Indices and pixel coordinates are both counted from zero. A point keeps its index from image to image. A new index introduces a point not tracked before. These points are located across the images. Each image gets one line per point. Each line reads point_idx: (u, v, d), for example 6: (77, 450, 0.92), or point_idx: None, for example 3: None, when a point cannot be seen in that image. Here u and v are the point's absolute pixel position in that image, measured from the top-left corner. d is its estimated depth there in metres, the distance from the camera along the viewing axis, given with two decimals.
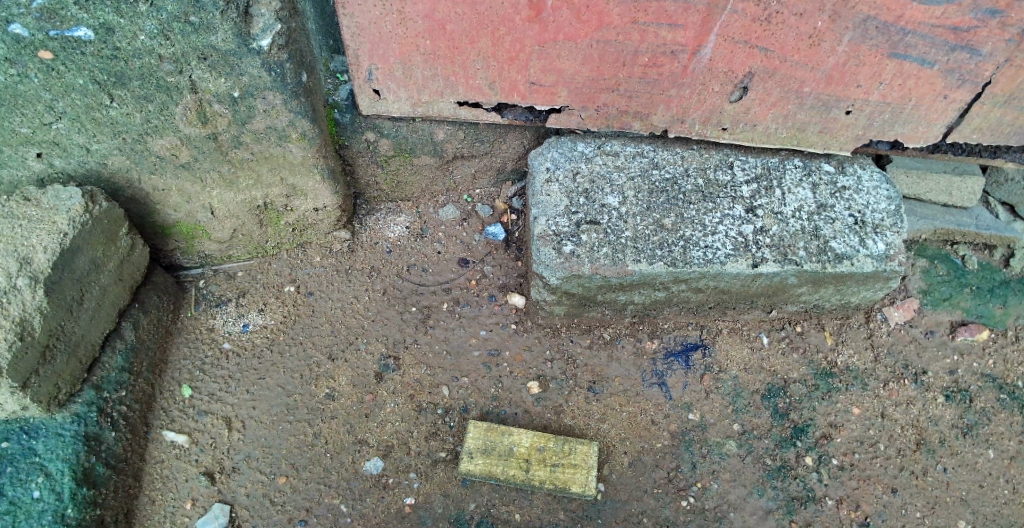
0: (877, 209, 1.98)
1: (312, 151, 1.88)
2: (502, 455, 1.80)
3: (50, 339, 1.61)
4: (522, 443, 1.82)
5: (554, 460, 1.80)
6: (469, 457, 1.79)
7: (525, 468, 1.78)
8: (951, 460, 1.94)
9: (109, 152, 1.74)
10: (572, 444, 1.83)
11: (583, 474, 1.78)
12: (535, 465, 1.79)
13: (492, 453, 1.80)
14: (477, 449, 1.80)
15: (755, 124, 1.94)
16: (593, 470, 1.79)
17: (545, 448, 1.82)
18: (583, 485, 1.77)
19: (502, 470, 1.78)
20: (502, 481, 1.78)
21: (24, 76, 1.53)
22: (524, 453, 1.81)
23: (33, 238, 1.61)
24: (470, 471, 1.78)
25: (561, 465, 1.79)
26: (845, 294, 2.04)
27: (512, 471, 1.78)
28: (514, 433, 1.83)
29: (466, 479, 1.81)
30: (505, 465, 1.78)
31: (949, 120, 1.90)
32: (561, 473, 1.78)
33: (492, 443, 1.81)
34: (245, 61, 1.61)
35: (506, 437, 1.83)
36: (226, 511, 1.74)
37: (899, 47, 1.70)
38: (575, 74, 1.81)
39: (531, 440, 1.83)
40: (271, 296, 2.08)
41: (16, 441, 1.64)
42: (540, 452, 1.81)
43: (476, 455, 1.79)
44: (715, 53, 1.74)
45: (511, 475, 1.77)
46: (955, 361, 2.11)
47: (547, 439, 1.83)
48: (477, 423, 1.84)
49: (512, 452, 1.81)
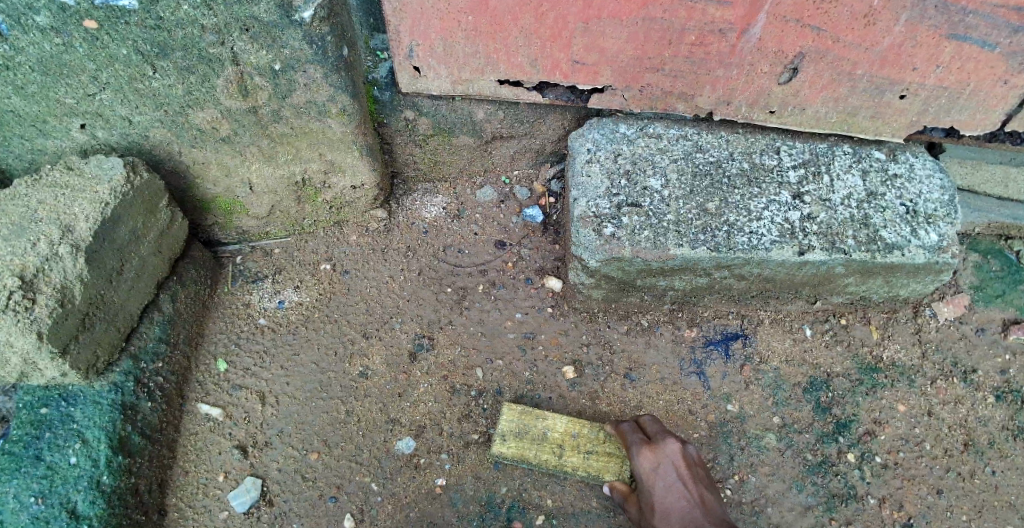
0: (930, 199, 1.91)
1: (352, 127, 1.87)
2: (535, 440, 1.76)
3: (89, 306, 1.62)
4: (556, 428, 1.79)
5: (587, 447, 1.76)
6: (501, 440, 1.76)
7: (558, 453, 1.75)
8: (1001, 462, 1.86)
9: (151, 124, 1.74)
10: (606, 433, 1.78)
11: (617, 464, 1.74)
12: (568, 451, 1.76)
13: (525, 437, 1.77)
14: (510, 432, 1.77)
15: (804, 108, 1.88)
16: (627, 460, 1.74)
17: (579, 434, 1.78)
18: (616, 473, 1.73)
19: (534, 455, 1.75)
20: (534, 466, 1.75)
21: (70, 46, 1.53)
22: (558, 438, 1.77)
23: (75, 207, 1.62)
24: (502, 454, 1.75)
25: (595, 453, 1.76)
26: (893, 286, 1.97)
27: (545, 455, 1.75)
28: (548, 417, 1.80)
29: (496, 463, 1.78)
30: (538, 449, 1.75)
31: (1009, 107, 1.82)
32: (594, 461, 1.75)
33: (525, 427, 1.78)
34: (287, 33, 1.59)
35: (540, 421, 1.79)
36: (257, 485, 1.73)
37: (959, 28, 1.63)
38: (619, 53, 1.77)
39: (565, 425, 1.79)
40: (307, 274, 2.07)
41: (55, 408, 1.65)
42: (574, 438, 1.77)
43: (508, 439, 1.76)
44: (765, 32, 1.68)
45: (543, 460, 1.74)
46: (1008, 360, 2.02)
47: (581, 425, 1.80)
48: (511, 405, 1.81)
49: (545, 437, 1.78)
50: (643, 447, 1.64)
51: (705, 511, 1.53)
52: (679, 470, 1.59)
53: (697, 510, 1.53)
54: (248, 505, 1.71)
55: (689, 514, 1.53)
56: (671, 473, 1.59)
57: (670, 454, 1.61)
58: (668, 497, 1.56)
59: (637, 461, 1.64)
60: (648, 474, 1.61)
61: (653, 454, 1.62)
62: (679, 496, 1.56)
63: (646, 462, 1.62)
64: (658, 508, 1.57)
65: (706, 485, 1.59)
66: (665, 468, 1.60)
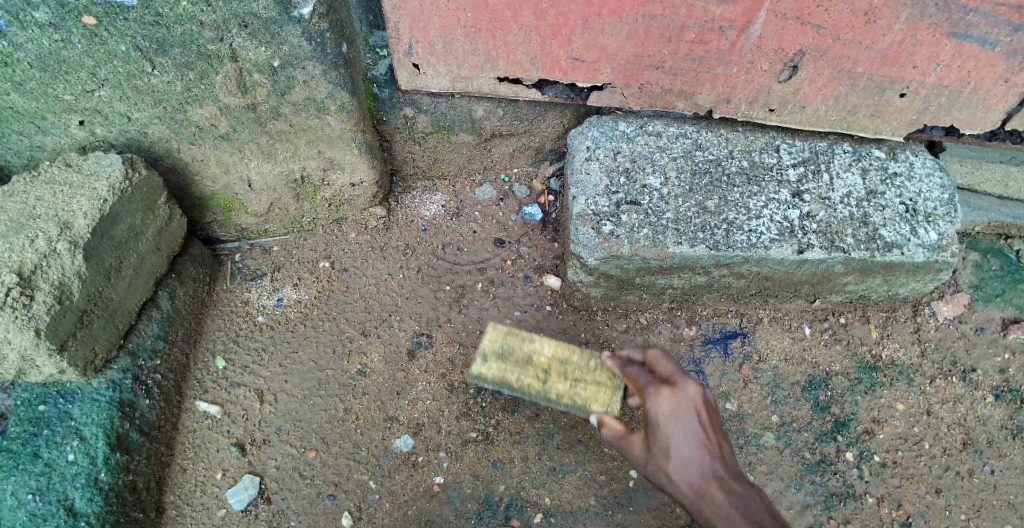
0: (930, 198, 1.91)
1: (351, 124, 1.86)
2: (518, 362, 1.67)
3: (88, 303, 1.61)
4: (543, 352, 1.69)
5: (576, 375, 1.67)
6: (482, 358, 1.68)
7: (543, 378, 1.66)
8: (999, 461, 1.86)
9: (149, 121, 1.74)
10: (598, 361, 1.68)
11: (608, 394, 1.63)
12: (555, 378, 1.66)
13: (508, 358, 1.68)
14: (492, 353, 1.68)
15: (804, 106, 1.87)
16: (618, 391, 1.64)
17: (568, 360, 1.68)
18: (605, 405, 1.62)
19: (516, 378, 1.65)
20: (516, 389, 1.66)
21: (68, 42, 1.53)
22: (545, 363, 1.68)
23: (73, 203, 1.62)
24: (481, 375, 1.66)
25: (584, 381, 1.66)
26: (892, 285, 1.97)
27: (528, 380, 1.65)
28: (535, 340, 1.71)
29: (475, 381, 1.70)
30: (521, 372, 1.66)
31: (1009, 106, 1.81)
32: (582, 389, 1.64)
33: (510, 348, 1.69)
34: (286, 30, 1.58)
35: (526, 343, 1.70)
36: (255, 483, 1.74)
37: (959, 26, 1.62)
38: (618, 50, 1.77)
39: (553, 350, 1.70)
40: (305, 271, 2.07)
41: (53, 405, 1.64)
42: (562, 364, 1.68)
43: (490, 358, 1.68)
44: (765, 30, 1.68)
45: (525, 384, 1.65)
46: (1007, 360, 2.01)
47: (571, 351, 1.70)
48: (496, 326, 1.72)
49: (531, 360, 1.68)
50: (660, 387, 1.38)
51: (727, 463, 1.28)
52: (702, 414, 1.33)
53: (718, 460, 1.27)
54: (246, 502, 1.71)
55: (709, 463, 1.27)
56: (692, 417, 1.32)
57: (693, 396, 1.35)
58: (686, 442, 1.29)
59: (651, 401, 1.37)
60: (663, 415, 1.34)
61: (673, 392, 1.35)
62: (702, 444, 1.29)
63: (663, 403, 1.35)
64: (674, 457, 1.29)
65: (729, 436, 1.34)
66: (686, 413, 1.32)
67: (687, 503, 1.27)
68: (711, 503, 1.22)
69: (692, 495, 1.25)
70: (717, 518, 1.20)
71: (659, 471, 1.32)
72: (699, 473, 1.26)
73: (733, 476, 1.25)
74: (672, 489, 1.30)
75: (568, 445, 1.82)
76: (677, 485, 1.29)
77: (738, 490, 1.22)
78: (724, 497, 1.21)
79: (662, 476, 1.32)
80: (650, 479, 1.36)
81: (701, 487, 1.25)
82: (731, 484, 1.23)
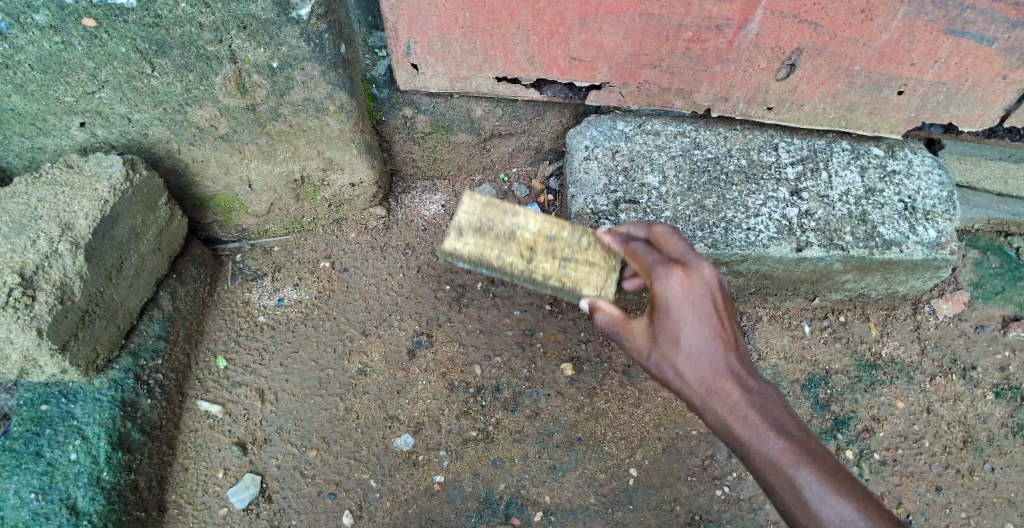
0: (929, 195, 1.91)
1: (350, 125, 1.87)
2: (500, 237, 1.60)
3: (89, 304, 1.62)
4: (527, 228, 1.62)
5: (564, 253, 1.60)
6: (459, 233, 1.60)
7: (527, 257, 1.59)
8: (1000, 459, 1.86)
9: (150, 122, 1.74)
10: (590, 238, 1.61)
11: (599, 277, 1.58)
12: (540, 256, 1.59)
13: (488, 233, 1.60)
14: (470, 228, 1.61)
15: (802, 103, 1.88)
16: (613, 273, 1.58)
17: (555, 237, 1.61)
18: (596, 288, 1.56)
19: (496, 256, 1.58)
20: (496, 268, 1.60)
21: (69, 44, 1.54)
22: (530, 239, 1.61)
23: (75, 204, 1.63)
24: (459, 252, 1.59)
25: (573, 261, 1.59)
26: (892, 283, 1.97)
27: (510, 258, 1.59)
28: (520, 214, 1.63)
29: (451, 258, 1.63)
30: (502, 250, 1.59)
31: (1007, 103, 1.82)
32: (571, 271, 1.58)
33: (491, 223, 1.61)
34: (284, 31, 1.59)
35: (509, 218, 1.62)
36: (256, 482, 1.74)
37: (956, 23, 1.62)
38: (616, 49, 1.77)
39: (538, 225, 1.62)
40: (306, 271, 2.08)
41: (55, 405, 1.65)
42: (549, 241, 1.61)
43: (468, 233, 1.60)
44: (762, 28, 1.68)
45: (507, 262, 1.58)
46: (1007, 357, 2.01)
47: (559, 228, 1.62)
48: (475, 198, 1.64)
49: (514, 236, 1.61)
50: (674, 268, 1.26)
51: (740, 354, 1.22)
52: (717, 300, 1.24)
53: (733, 352, 1.21)
54: (247, 501, 1.72)
55: (724, 356, 1.20)
56: (706, 303, 1.23)
57: (709, 280, 1.25)
58: (698, 330, 1.21)
59: (662, 284, 1.27)
60: (675, 299, 1.24)
61: (688, 276, 1.25)
62: (715, 333, 1.21)
63: (676, 286, 1.25)
64: (684, 347, 1.22)
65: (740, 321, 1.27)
66: (700, 297, 1.23)
67: (695, 397, 1.21)
68: (726, 401, 1.17)
69: (703, 390, 1.20)
70: (732, 417, 1.16)
71: (664, 360, 1.24)
72: (712, 367, 1.20)
73: (748, 371, 1.20)
74: (676, 380, 1.24)
75: (568, 443, 1.83)
76: (684, 378, 1.22)
77: (754, 387, 1.18)
78: (741, 395, 1.17)
79: (666, 367, 1.24)
80: (648, 368, 1.30)
81: (715, 383, 1.19)
82: (746, 379, 1.19)
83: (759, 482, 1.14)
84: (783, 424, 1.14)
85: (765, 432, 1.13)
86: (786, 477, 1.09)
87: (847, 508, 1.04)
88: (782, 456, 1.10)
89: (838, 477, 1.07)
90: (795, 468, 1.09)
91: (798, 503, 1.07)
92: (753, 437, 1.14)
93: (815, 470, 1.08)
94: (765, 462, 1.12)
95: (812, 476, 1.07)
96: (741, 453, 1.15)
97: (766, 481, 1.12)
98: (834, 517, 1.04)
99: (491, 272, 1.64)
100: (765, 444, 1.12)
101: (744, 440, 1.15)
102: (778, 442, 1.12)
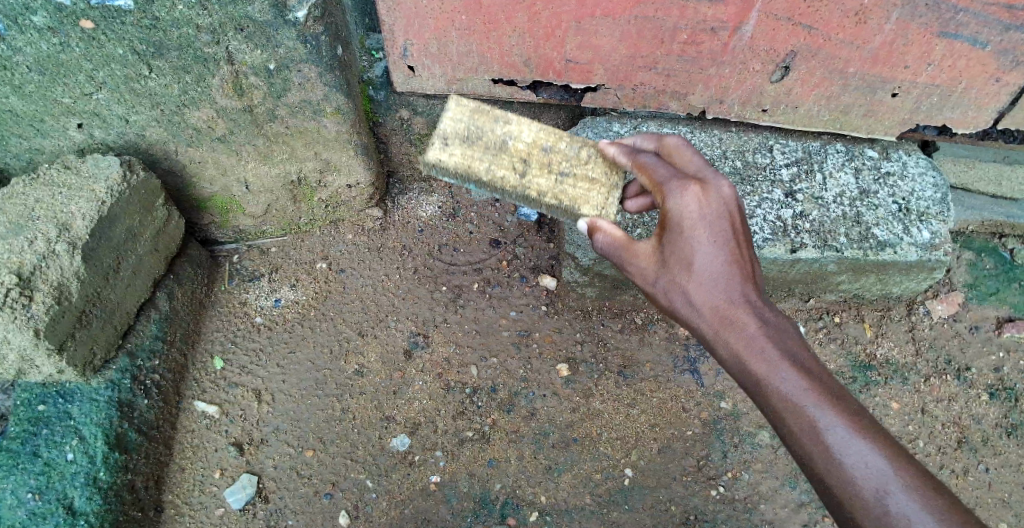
0: (923, 197, 1.92)
1: (347, 126, 1.88)
2: (488, 148, 1.48)
3: (86, 304, 1.63)
4: (521, 139, 1.51)
5: (562, 168, 1.49)
6: (444, 143, 1.48)
7: (520, 171, 1.47)
8: (994, 459, 1.87)
9: (147, 123, 1.75)
10: (589, 151, 1.52)
11: (598, 195, 1.47)
12: (535, 170, 1.48)
13: (476, 143, 1.48)
14: (456, 136, 1.49)
15: (796, 106, 1.89)
16: (615, 191, 1.49)
17: (551, 149, 1.51)
18: (595, 207, 1.46)
19: (485, 168, 1.46)
20: (484, 183, 1.47)
21: (67, 45, 1.54)
22: (522, 152, 1.49)
23: (72, 205, 1.64)
24: (443, 162, 1.46)
25: (569, 177, 1.48)
26: (886, 284, 1.99)
27: (502, 170, 1.46)
28: (511, 124, 1.51)
29: (435, 172, 1.50)
30: (492, 162, 1.47)
31: (1001, 106, 1.83)
32: (569, 186, 1.47)
33: (479, 131, 1.50)
34: (281, 33, 1.60)
35: (500, 127, 1.51)
36: (253, 482, 1.75)
37: (950, 25, 1.63)
38: (612, 51, 1.78)
39: (533, 136, 1.51)
40: (303, 272, 2.09)
41: (52, 405, 1.66)
42: (544, 152, 1.50)
43: (454, 143, 1.48)
44: (757, 30, 1.69)
45: (497, 175, 1.46)
46: (1001, 358, 2.02)
47: (556, 140, 1.52)
48: (462, 103, 1.52)
49: (505, 146, 1.49)
50: (691, 185, 1.23)
51: (756, 285, 1.20)
52: (731, 223, 1.22)
53: (748, 283, 1.19)
54: (244, 501, 1.73)
55: (739, 285, 1.19)
56: (723, 224, 1.21)
57: (726, 200, 1.23)
58: (713, 254, 1.20)
59: (675, 201, 1.23)
60: (688, 218, 1.22)
61: (703, 194, 1.22)
62: (730, 256, 1.20)
63: (693, 204, 1.22)
64: (698, 270, 1.21)
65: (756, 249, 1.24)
66: (718, 217, 1.21)
67: (707, 326, 1.20)
68: (740, 333, 1.15)
69: (715, 320, 1.19)
70: (745, 351, 1.14)
71: (675, 286, 1.24)
72: (726, 296, 1.18)
73: (764, 304, 1.17)
74: (686, 308, 1.23)
75: (563, 443, 1.84)
76: (695, 306, 1.22)
77: (770, 321, 1.15)
78: (757, 329, 1.14)
79: (677, 293, 1.24)
80: (656, 294, 1.29)
81: (728, 313, 1.17)
82: (762, 313, 1.16)
83: (769, 419, 1.10)
84: (803, 362, 1.09)
85: (782, 369, 1.09)
86: (803, 416, 1.03)
87: (873, 455, 0.97)
88: (800, 394, 1.05)
89: (862, 422, 1.01)
90: (815, 408, 1.03)
91: (816, 446, 1.01)
92: (770, 374, 1.09)
93: (837, 412, 1.02)
94: (780, 399, 1.07)
95: (834, 418, 1.01)
96: (754, 390, 1.12)
97: (779, 421, 1.07)
98: (859, 462, 0.97)
99: (478, 189, 1.51)
100: (782, 380, 1.07)
101: (758, 375, 1.11)
102: (796, 379, 1.07)
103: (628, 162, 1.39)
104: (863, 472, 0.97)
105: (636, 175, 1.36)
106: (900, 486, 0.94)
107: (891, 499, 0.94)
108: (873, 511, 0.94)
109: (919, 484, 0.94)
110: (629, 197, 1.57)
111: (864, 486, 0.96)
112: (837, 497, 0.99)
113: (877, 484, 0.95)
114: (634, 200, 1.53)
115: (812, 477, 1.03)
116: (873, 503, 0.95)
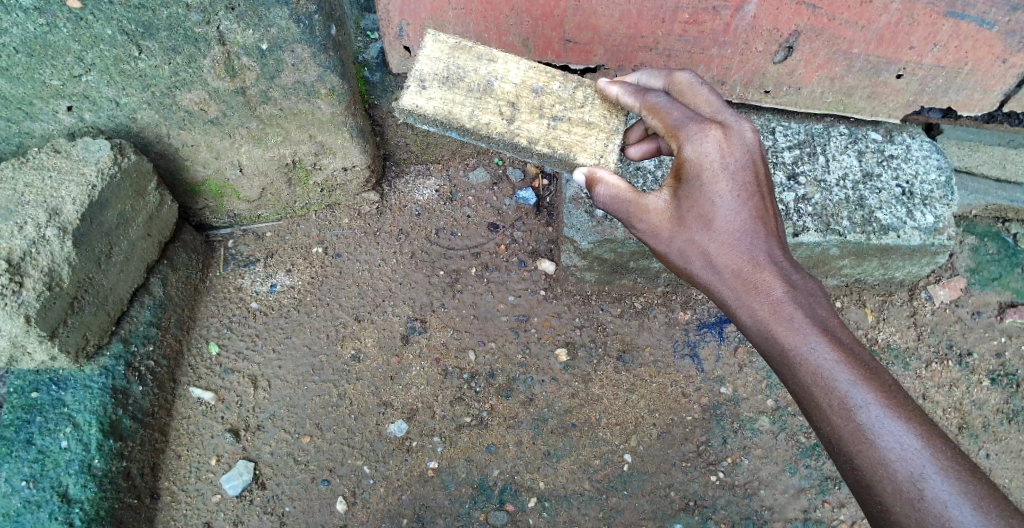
0: (927, 180, 1.90)
1: (342, 108, 1.85)
2: (471, 91, 1.44)
3: (78, 289, 1.61)
4: (509, 80, 1.47)
5: (558, 111, 1.46)
6: (422, 86, 1.43)
7: (509, 114, 1.43)
8: (995, 446, 1.86)
9: (139, 106, 1.72)
10: (584, 92, 1.49)
11: (597, 140, 1.44)
12: (525, 112, 1.44)
13: (457, 85, 1.44)
14: (436, 74, 1.45)
15: (800, 87, 1.87)
16: (617, 136, 1.45)
17: (544, 89, 1.48)
18: (593, 155, 1.42)
19: (468, 114, 1.41)
20: (467, 129, 1.42)
21: (53, 26, 1.50)
22: (507, 94, 1.45)
23: (63, 189, 1.61)
24: (420, 108, 1.41)
25: (561, 122, 1.45)
26: (889, 269, 1.97)
27: (489, 114, 1.42)
28: (494, 65, 1.48)
29: (413, 119, 1.44)
30: (475, 107, 1.42)
31: (1006, 88, 1.81)
32: (571, 128, 1.44)
33: (460, 74, 1.46)
34: (273, 12, 1.56)
35: (485, 68, 1.47)
36: (249, 469, 1.73)
37: (956, 5, 1.60)
38: (612, 32, 1.74)
39: (523, 77, 1.48)
40: (299, 257, 2.06)
41: (45, 392, 1.63)
42: (537, 94, 1.47)
43: (432, 86, 1.44)
44: (760, 10, 1.66)
45: (485, 118, 1.42)
46: (1004, 343, 2.01)
47: (548, 80, 1.49)
48: (439, 39, 1.49)
49: (493, 87, 1.46)
50: (714, 130, 1.24)
51: (780, 246, 1.23)
52: (752, 176, 1.24)
53: (771, 244, 1.21)
54: (241, 488, 1.72)
55: (763, 247, 1.21)
56: (747, 174, 1.23)
57: (749, 149, 1.25)
58: (735, 210, 1.22)
59: (697, 149, 1.24)
60: (710, 168, 1.22)
61: (724, 141, 1.24)
62: (752, 209, 1.23)
63: (717, 153, 1.23)
64: (719, 225, 1.22)
65: (776, 205, 1.27)
66: (741, 167, 1.23)
67: (730, 288, 1.21)
68: (766, 297, 1.17)
69: (739, 282, 1.20)
70: (772, 320, 1.15)
71: (692, 244, 1.24)
72: (750, 257, 1.21)
73: (789, 267, 1.20)
74: (705, 267, 1.24)
75: (562, 429, 1.82)
76: (715, 264, 1.23)
77: (797, 286, 1.17)
78: (784, 294, 1.16)
79: (696, 251, 1.24)
80: (669, 253, 1.28)
81: (755, 276, 1.19)
82: (789, 277, 1.18)
83: (792, 388, 1.12)
84: (832, 332, 1.11)
85: (812, 339, 1.10)
86: (835, 391, 1.05)
87: (907, 435, 0.99)
88: (833, 368, 1.06)
89: (895, 398, 1.03)
90: (848, 383, 1.05)
91: (848, 422, 1.03)
92: (797, 345, 1.11)
93: (871, 389, 1.04)
94: (810, 371, 1.08)
95: (869, 397, 1.03)
96: (781, 361, 1.13)
97: (807, 395, 1.08)
98: (890, 439, 0.99)
99: (461, 137, 1.46)
100: (812, 352, 1.09)
101: (787, 346, 1.12)
102: (828, 351, 1.08)
103: (636, 103, 1.37)
104: (899, 453, 0.98)
105: (646, 117, 1.34)
106: (935, 469, 0.96)
107: (926, 481, 0.96)
108: (908, 494, 0.96)
109: (952, 466, 0.97)
110: (629, 142, 1.58)
111: (899, 467, 0.98)
112: (867, 477, 1.01)
113: (913, 465, 0.97)
114: (635, 145, 1.55)
115: (840, 454, 1.04)
116: (908, 485, 0.97)
